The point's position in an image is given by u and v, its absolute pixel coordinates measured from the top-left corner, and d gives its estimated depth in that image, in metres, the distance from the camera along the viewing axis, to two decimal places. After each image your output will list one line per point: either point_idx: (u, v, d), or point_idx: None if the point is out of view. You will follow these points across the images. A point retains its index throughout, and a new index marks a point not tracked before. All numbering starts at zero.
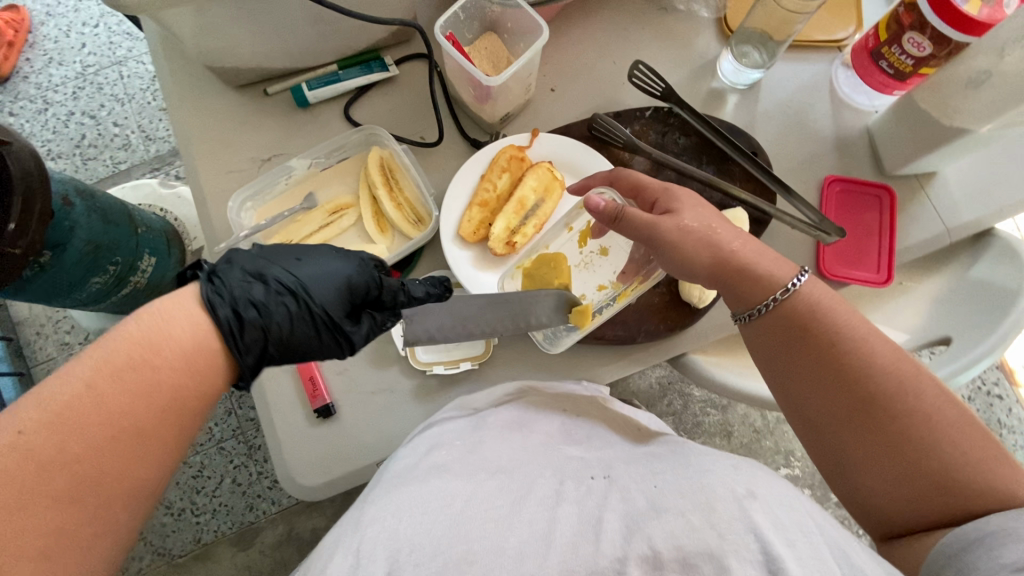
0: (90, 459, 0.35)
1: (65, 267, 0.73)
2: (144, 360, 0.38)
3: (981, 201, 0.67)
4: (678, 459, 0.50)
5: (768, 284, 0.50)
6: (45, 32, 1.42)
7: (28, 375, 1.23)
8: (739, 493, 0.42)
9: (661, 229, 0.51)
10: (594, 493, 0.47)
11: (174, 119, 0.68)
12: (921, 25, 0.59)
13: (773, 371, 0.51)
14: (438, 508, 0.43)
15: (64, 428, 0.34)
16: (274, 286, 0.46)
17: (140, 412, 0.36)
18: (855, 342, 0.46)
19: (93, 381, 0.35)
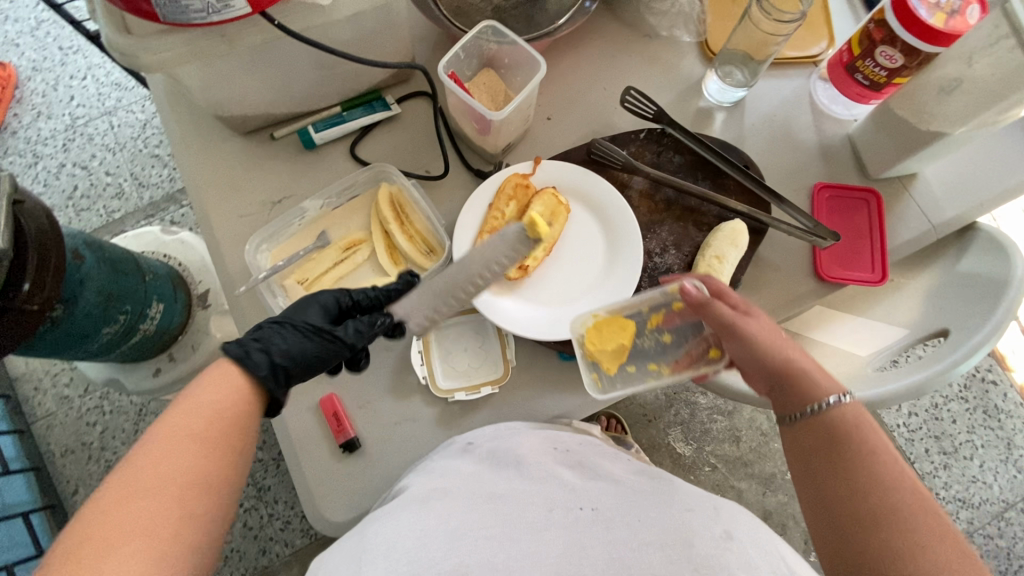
0: (192, 485, 0.42)
1: (77, 320, 0.74)
2: (212, 424, 0.45)
3: (962, 198, 0.71)
4: (661, 496, 0.57)
5: (809, 391, 0.50)
6: (32, 87, 1.43)
7: (28, 432, 1.20)
8: (717, 534, 0.51)
9: (741, 324, 0.53)
10: (582, 523, 0.53)
11: (183, 168, 0.70)
12: (892, 39, 0.63)
13: (797, 473, 0.50)
14: (436, 528, 0.50)
15: (195, 437, 0.44)
16: (269, 323, 0.55)
17: (209, 464, 0.43)
18: (882, 466, 0.45)
19: (221, 410, 0.46)
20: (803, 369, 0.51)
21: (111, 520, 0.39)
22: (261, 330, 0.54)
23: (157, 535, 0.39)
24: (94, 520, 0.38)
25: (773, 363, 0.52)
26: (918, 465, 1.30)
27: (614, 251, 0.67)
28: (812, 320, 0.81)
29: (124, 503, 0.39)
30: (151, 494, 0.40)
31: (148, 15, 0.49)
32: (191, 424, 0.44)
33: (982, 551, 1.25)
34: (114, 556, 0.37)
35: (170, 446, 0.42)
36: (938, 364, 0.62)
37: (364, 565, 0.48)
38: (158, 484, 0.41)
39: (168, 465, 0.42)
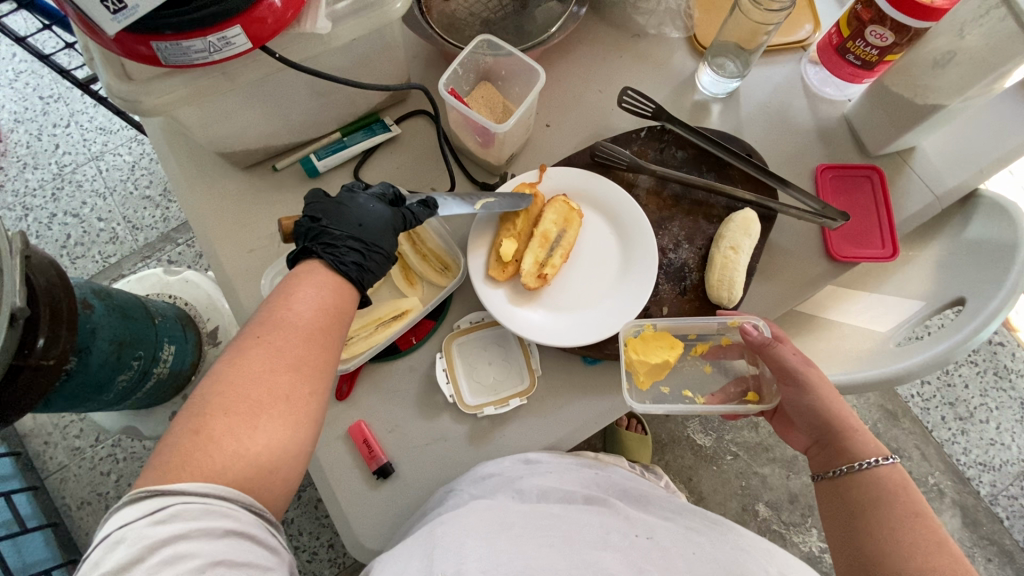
0: (298, 376, 0.44)
1: (92, 369, 0.73)
2: (323, 322, 0.47)
3: (963, 167, 0.72)
4: (716, 530, 0.59)
5: (855, 450, 0.55)
6: (15, 139, 1.42)
7: (43, 488, 1.18)
8: (773, 574, 0.53)
9: (806, 373, 0.58)
10: (640, 547, 0.54)
11: (188, 207, 0.69)
12: (881, 18, 0.65)
13: (829, 516, 0.55)
14: (500, 536, 0.52)
15: (292, 338, 0.45)
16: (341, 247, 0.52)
17: (325, 352, 0.46)
18: (914, 527, 0.49)
19: (317, 315, 0.47)
20: (856, 429, 0.56)
21: (244, 390, 0.42)
22: (348, 255, 0.52)
23: (258, 426, 0.41)
24: (228, 386, 0.42)
25: (828, 416, 0.57)
26: (936, 433, 1.31)
27: (630, 250, 0.67)
28: (825, 301, 0.82)
29: (240, 382, 0.42)
30: (282, 371, 0.43)
31: (149, 59, 0.48)
32: (310, 317, 0.46)
33: (1008, 512, 1.26)
34: (254, 417, 0.41)
35: (295, 333, 0.45)
36: (961, 331, 0.62)
37: (435, 562, 0.48)
38: (284, 362, 0.44)
39: (291, 349, 0.44)
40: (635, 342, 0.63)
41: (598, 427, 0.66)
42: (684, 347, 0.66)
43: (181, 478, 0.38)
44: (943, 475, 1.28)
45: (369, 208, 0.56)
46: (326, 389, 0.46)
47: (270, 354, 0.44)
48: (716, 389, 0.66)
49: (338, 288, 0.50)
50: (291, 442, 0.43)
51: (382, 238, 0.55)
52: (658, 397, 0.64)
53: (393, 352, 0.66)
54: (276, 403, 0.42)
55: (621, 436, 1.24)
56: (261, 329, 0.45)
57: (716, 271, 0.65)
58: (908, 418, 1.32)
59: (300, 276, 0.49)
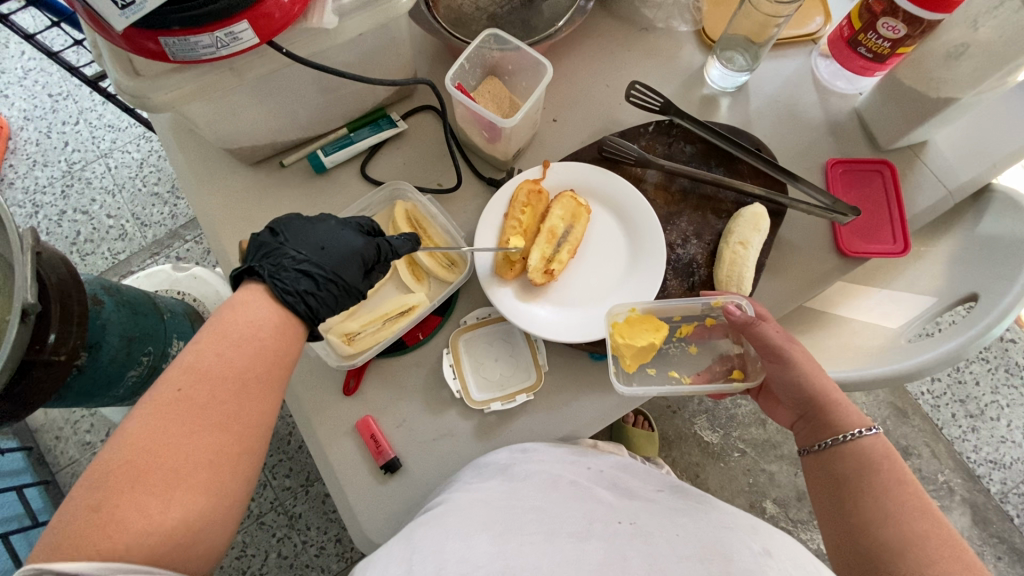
0: (226, 426, 0.44)
1: (101, 365, 0.73)
2: (260, 370, 0.47)
3: (976, 161, 0.71)
4: (700, 511, 0.58)
5: (840, 422, 0.54)
6: (25, 136, 1.43)
7: (53, 482, 1.20)
8: (756, 551, 0.51)
9: (788, 350, 0.57)
10: (621, 536, 0.53)
11: (196, 203, 0.70)
12: (893, 10, 0.64)
13: (817, 490, 0.54)
14: (480, 531, 0.51)
15: (214, 390, 0.44)
16: (301, 272, 0.54)
17: (255, 404, 0.46)
18: (900, 495, 0.49)
19: (249, 364, 0.47)
20: (838, 402, 0.55)
21: (162, 456, 0.41)
22: (297, 284, 0.53)
23: (170, 496, 0.40)
24: (141, 452, 0.41)
25: (812, 391, 0.56)
26: (946, 430, 1.29)
27: (636, 248, 0.67)
28: (835, 297, 0.81)
29: (154, 447, 0.41)
30: (206, 432, 0.43)
31: (157, 55, 0.48)
32: (241, 367, 0.46)
33: (1019, 510, 1.25)
34: (165, 490, 0.40)
35: (219, 386, 0.45)
36: (971, 330, 0.61)
37: (413, 565, 0.48)
38: (206, 422, 0.43)
39: (219, 402, 0.44)
40: (621, 326, 0.62)
41: (606, 422, 0.66)
42: (668, 328, 0.65)
43: (82, 554, 0.36)
44: (952, 472, 1.27)
45: (338, 236, 0.59)
46: (257, 443, 0.46)
47: (195, 411, 0.43)
48: (701, 368, 0.65)
49: (285, 326, 0.51)
50: (210, 512, 0.42)
51: (340, 268, 0.57)
52: (645, 379, 0.63)
53: (401, 348, 0.66)
54: (196, 469, 0.42)
55: (628, 433, 1.24)
56: (182, 383, 0.44)
57: (724, 267, 0.65)
58: (917, 415, 1.31)
59: (236, 315, 0.49)
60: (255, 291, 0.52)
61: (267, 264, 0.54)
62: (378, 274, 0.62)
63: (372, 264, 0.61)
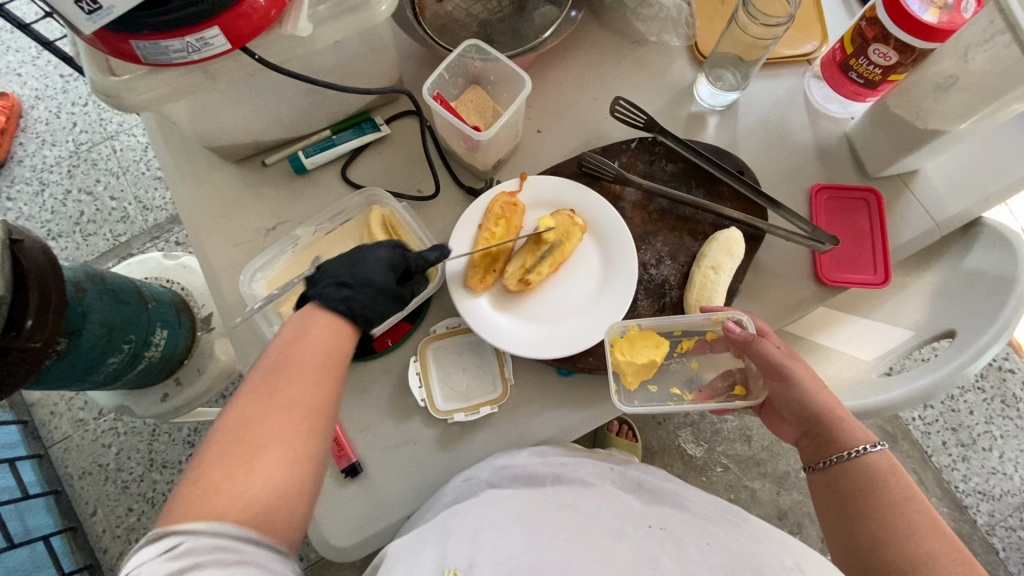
0: (298, 406, 0.44)
1: (82, 352, 0.75)
2: (328, 357, 0.48)
3: (965, 194, 0.69)
4: (731, 522, 0.57)
5: (845, 439, 0.53)
6: (36, 115, 1.46)
7: (46, 456, 1.23)
8: (787, 565, 0.49)
9: (789, 365, 0.56)
10: (653, 538, 0.53)
11: (176, 198, 0.70)
12: (885, 37, 0.63)
13: (823, 506, 0.54)
14: (513, 524, 0.52)
15: (288, 375, 0.45)
16: (339, 285, 0.53)
17: (324, 388, 0.46)
18: (908, 512, 0.48)
19: (313, 360, 0.47)
20: (841, 418, 0.54)
21: (246, 433, 0.42)
22: (339, 293, 0.52)
23: (253, 467, 0.40)
24: (228, 434, 0.42)
25: (813, 407, 0.55)
26: (935, 458, 1.28)
27: (609, 264, 0.67)
28: (815, 323, 0.80)
29: (243, 425, 0.42)
30: (276, 412, 0.43)
31: (131, 56, 0.49)
32: (314, 357, 0.47)
33: (1005, 543, 1.23)
34: (248, 462, 0.40)
35: (301, 371, 0.46)
36: (946, 366, 0.60)
37: (447, 555, 0.49)
38: (279, 403, 0.44)
39: (284, 388, 0.44)
40: (621, 342, 0.63)
41: (568, 438, 0.66)
42: (669, 344, 0.65)
43: (190, 519, 0.37)
44: (939, 501, 1.25)
45: (374, 251, 0.58)
46: (327, 426, 0.45)
47: (267, 395, 0.44)
48: (703, 386, 0.64)
49: (339, 329, 0.51)
50: (293, 482, 0.41)
51: (375, 275, 0.55)
52: (647, 397, 0.63)
53: (369, 353, 0.66)
54: (273, 442, 0.42)
55: (612, 443, 1.25)
56: (264, 377, 0.45)
57: (695, 290, 0.64)
58: (907, 441, 1.29)
59: (296, 325, 0.50)
60: (308, 305, 0.52)
61: (315, 291, 0.53)
62: (419, 280, 0.60)
63: (409, 274, 0.59)
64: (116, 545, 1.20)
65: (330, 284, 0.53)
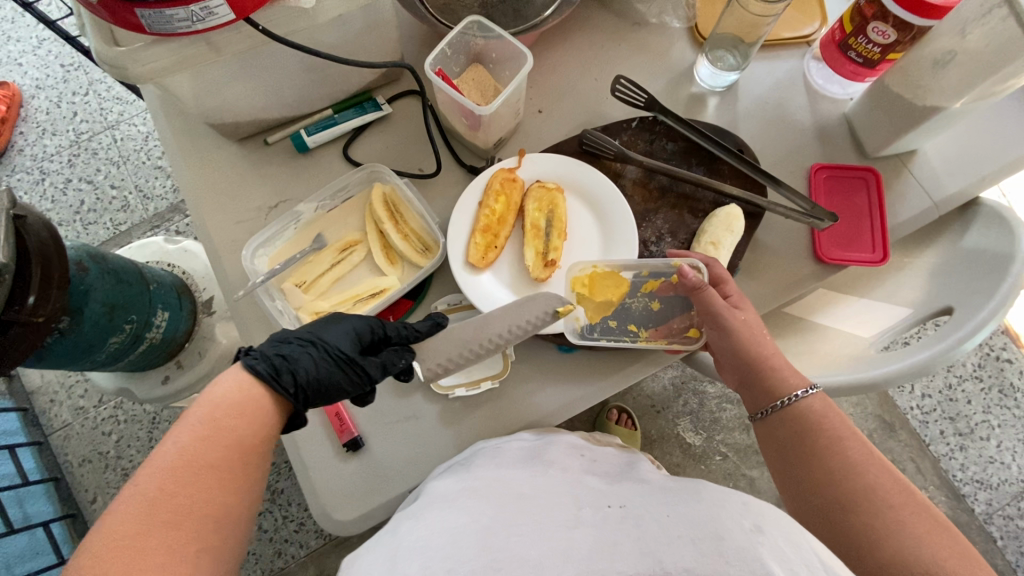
0: (184, 517, 0.42)
1: (83, 330, 0.75)
2: (234, 455, 0.46)
3: (964, 174, 0.70)
4: (691, 493, 0.55)
5: (781, 387, 0.56)
6: (36, 104, 1.46)
7: (46, 444, 1.23)
8: (746, 527, 0.47)
9: (727, 315, 0.58)
10: (611, 518, 0.53)
11: (179, 176, 0.70)
12: (883, 14, 0.63)
13: (769, 452, 0.57)
14: (466, 526, 0.51)
15: (184, 477, 0.43)
16: (298, 341, 0.56)
17: (224, 495, 0.45)
18: (842, 452, 0.52)
19: (215, 461, 0.45)
20: (776, 367, 0.57)
21: (124, 546, 0.39)
22: (276, 351, 0.54)
23: None
24: (105, 545, 0.39)
25: (750, 356, 0.58)
26: (934, 447, 1.28)
27: (610, 241, 0.67)
28: (814, 304, 0.80)
29: (123, 538, 0.40)
30: (163, 523, 0.41)
31: (135, 26, 0.49)
32: (217, 454, 0.45)
33: (1002, 532, 1.23)
34: None
35: (195, 473, 0.44)
36: (943, 342, 0.61)
37: (396, 563, 0.48)
38: (162, 513, 0.41)
39: (174, 494, 0.42)
40: (586, 279, 0.64)
41: (568, 414, 0.67)
42: (632, 284, 0.66)
43: None
44: (937, 489, 1.26)
45: (338, 319, 0.60)
46: (220, 537, 0.44)
47: (160, 502, 0.42)
48: (661, 324, 0.66)
49: (264, 415, 0.50)
50: None
51: (323, 337, 0.57)
52: (606, 333, 0.65)
53: None
54: (152, 561, 0.40)
55: (612, 431, 1.25)
56: (154, 477, 0.43)
57: None
58: (905, 430, 1.29)
59: (209, 405, 0.48)
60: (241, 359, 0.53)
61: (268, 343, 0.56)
62: (387, 352, 0.59)
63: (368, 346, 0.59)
64: None
65: (277, 341, 0.56)
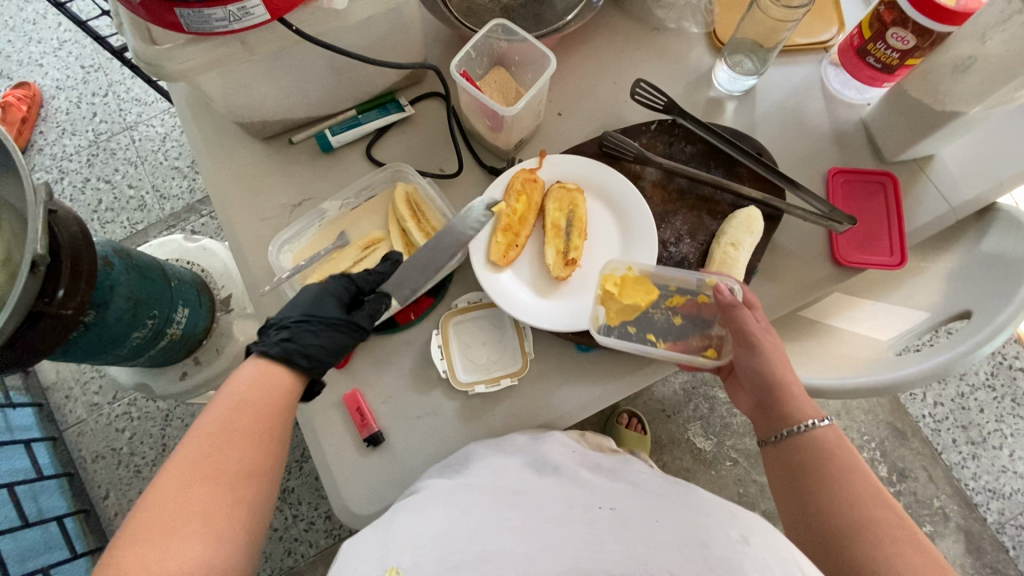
0: (226, 479, 0.45)
1: (108, 324, 0.76)
2: (261, 426, 0.49)
3: (981, 179, 0.70)
4: (678, 496, 0.57)
5: (796, 413, 0.55)
6: (57, 105, 1.48)
7: (61, 439, 1.24)
8: (732, 538, 0.50)
9: (761, 337, 0.58)
10: (601, 521, 0.52)
11: (205, 174, 0.72)
12: (903, 20, 0.64)
13: (774, 478, 0.56)
14: (458, 521, 0.51)
15: (223, 443, 0.47)
16: (286, 319, 0.57)
17: (257, 463, 0.48)
18: (851, 485, 0.50)
19: (251, 430, 0.48)
20: (795, 395, 0.56)
21: (171, 505, 0.43)
22: (279, 333, 0.56)
23: (176, 537, 0.42)
24: (154, 505, 0.43)
25: (773, 379, 0.57)
26: (946, 455, 1.27)
27: (630, 241, 0.68)
28: (829, 308, 0.81)
29: (173, 497, 0.43)
30: (202, 486, 0.44)
31: (174, 26, 0.50)
32: (250, 424, 0.48)
33: (1015, 542, 1.22)
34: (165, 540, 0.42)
35: (231, 441, 0.47)
36: (961, 345, 0.61)
37: (389, 554, 0.49)
38: (204, 472, 0.45)
39: (215, 459, 0.46)
40: (615, 279, 0.63)
41: (586, 413, 0.67)
42: (659, 295, 0.65)
43: None
44: (949, 498, 1.25)
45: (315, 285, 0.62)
46: (251, 504, 0.46)
47: (200, 467, 0.45)
48: (680, 339, 0.64)
49: (281, 387, 0.53)
50: (213, 558, 0.43)
51: (315, 308, 0.59)
52: (623, 336, 0.63)
53: (393, 326, 0.67)
54: (195, 519, 0.43)
55: (622, 435, 1.26)
56: (197, 442, 0.46)
57: (714, 267, 0.65)
58: (916, 438, 1.29)
59: (240, 384, 0.51)
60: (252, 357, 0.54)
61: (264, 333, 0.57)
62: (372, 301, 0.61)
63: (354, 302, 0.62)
64: None
65: (274, 322, 0.57)
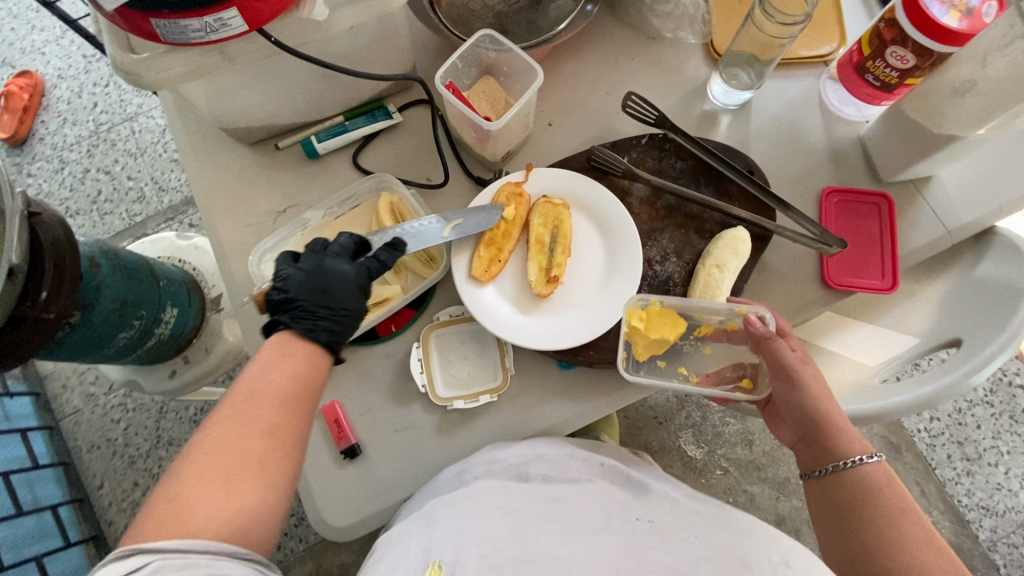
0: (269, 437, 0.46)
1: (94, 324, 0.76)
2: (290, 388, 0.49)
3: (980, 202, 0.68)
4: (718, 514, 0.57)
5: (839, 448, 0.54)
6: (58, 95, 1.48)
7: (57, 428, 1.26)
8: (774, 560, 0.50)
9: (800, 370, 0.56)
10: (638, 530, 0.53)
11: (190, 178, 0.71)
12: (903, 39, 0.62)
13: (816, 513, 0.55)
14: (501, 521, 0.52)
15: (257, 403, 0.46)
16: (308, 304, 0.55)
17: (297, 420, 0.48)
18: (901, 525, 0.49)
19: (288, 389, 0.48)
20: (839, 426, 0.55)
21: (216, 457, 0.44)
22: (307, 318, 0.54)
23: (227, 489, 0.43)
24: (203, 453, 0.44)
25: (815, 413, 0.56)
26: (940, 471, 1.26)
27: (614, 258, 0.67)
28: (820, 328, 0.79)
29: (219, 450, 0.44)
30: (252, 438, 0.45)
31: (151, 35, 0.50)
32: (283, 384, 0.48)
33: (1006, 560, 1.21)
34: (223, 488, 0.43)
35: (271, 401, 0.47)
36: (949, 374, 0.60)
37: (432, 550, 0.50)
38: (256, 428, 0.45)
39: (256, 416, 0.46)
40: (640, 315, 0.62)
41: (566, 430, 0.67)
42: (688, 326, 0.64)
43: (162, 538, 0.40)
44: (941, 514, 1.24)
45: (334, 263, 0.58)
46: (291, 461, 0.47)
47: (241, 420, 0.45)
48: (712, 370, 0.64)
49: (312, 358, 0.52)
50: (263, 506, 0.44)
51: (342, 298, 0.56)
52: (654, 372, 0.63)
53: (372, 338, 0.67)
54: (240, 473, 0.44)
55: None
56: (236, 401, 0.46)
57: (698, 289, 0.65)
58: (910, 453, 1.27)
59: (270, 353, 0.51)
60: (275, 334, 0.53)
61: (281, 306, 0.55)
62: None
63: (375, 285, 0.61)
64: (121, 517, 1.23)
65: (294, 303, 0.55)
